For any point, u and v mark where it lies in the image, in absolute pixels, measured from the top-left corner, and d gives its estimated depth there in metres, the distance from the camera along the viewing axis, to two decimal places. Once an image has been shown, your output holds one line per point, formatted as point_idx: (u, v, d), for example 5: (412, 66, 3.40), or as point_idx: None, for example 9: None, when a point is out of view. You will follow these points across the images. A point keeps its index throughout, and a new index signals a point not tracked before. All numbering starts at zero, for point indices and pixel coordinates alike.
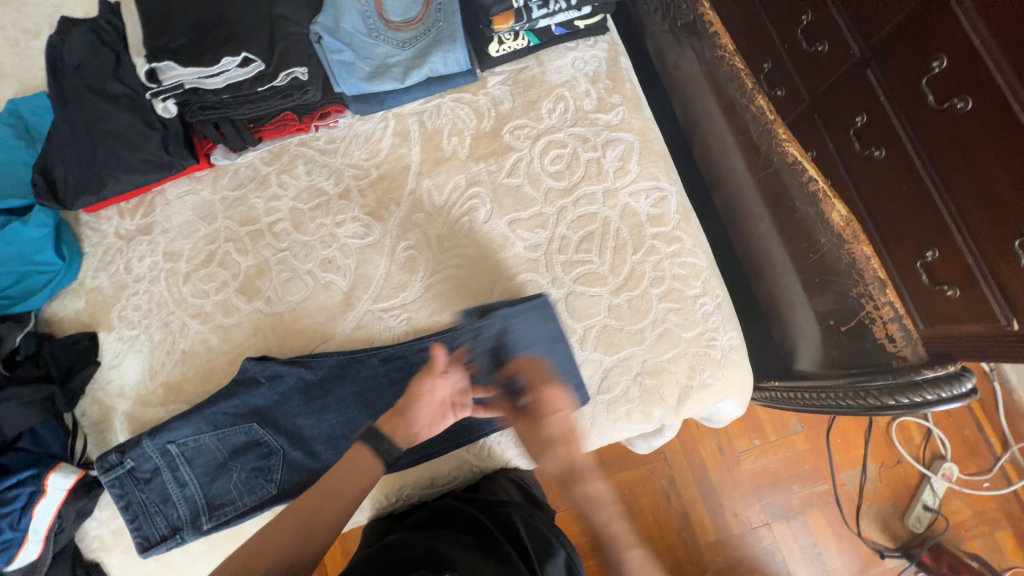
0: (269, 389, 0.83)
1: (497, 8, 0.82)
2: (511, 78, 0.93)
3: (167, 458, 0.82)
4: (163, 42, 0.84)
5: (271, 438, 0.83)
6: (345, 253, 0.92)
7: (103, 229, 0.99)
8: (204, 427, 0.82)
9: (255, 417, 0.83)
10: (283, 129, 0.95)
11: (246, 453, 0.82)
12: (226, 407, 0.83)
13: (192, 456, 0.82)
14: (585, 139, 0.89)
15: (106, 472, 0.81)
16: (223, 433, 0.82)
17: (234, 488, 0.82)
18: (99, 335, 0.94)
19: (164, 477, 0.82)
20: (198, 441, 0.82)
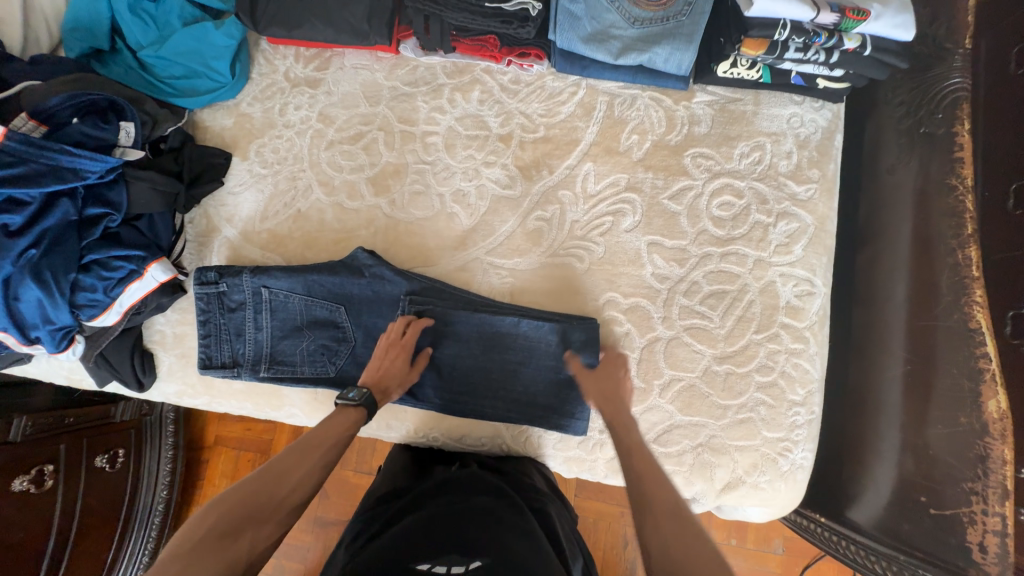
0: (365, 283, 0.86)
1: (757, 32, 0.74)
2: (718, 104, 0.87)
3: (256, 298, 0.87)
4: None
5: (349, 326, 0.86)
6: (480, 194, 0.91)
7: (275, 64, 1.00)
8: (298, 289, 0.86)
9: (342, 302, 0.86)
10: (477, 49, 0.92)
11: (322, 328, 0.87)
12: (324, 281, 0.86)
13: (278, 307, 0.87)
14: (765, 200, 0.83)
15: (202, 283, 0.86)
16: (310, 301, 0.86)
17: (298, 354, 0.87)
18: (233, 159, 0.97)
19: (246, 313, 0.87)
20: (288, 298, 0.86)
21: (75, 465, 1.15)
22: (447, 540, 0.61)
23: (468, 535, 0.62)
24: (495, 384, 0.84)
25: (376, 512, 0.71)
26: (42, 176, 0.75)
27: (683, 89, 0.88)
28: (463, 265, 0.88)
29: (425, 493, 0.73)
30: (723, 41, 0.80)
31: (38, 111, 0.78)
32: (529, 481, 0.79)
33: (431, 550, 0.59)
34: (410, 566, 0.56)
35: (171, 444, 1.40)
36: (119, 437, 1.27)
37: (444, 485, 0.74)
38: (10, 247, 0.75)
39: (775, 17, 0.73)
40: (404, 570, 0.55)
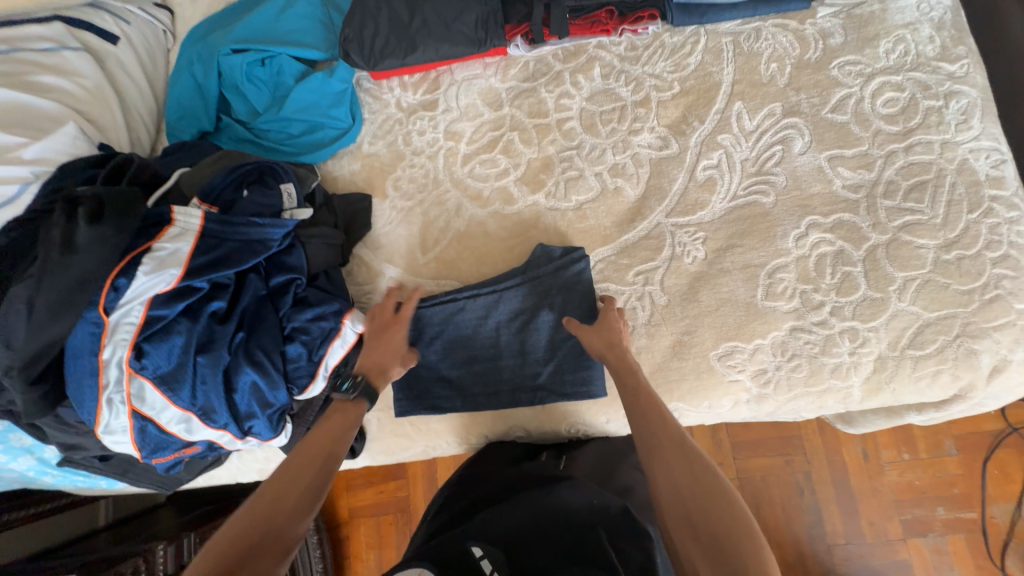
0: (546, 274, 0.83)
1: None
2: (843, 13, 0.88)
3: (448, 312, 0.84)
4: None
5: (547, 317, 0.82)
6: (636, 162, 0.90)
7: (384, 99, 0.99)
8: (491, 303, 0.84)
9: (535, 299, 0.83)
10: (591, 26, 0.93)
11: (527, 338, 0.83)
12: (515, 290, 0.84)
13: (467, 315, 0.84)
14: (927, 86, 0.83)
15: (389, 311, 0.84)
16: (499, 301, 0.83)
17: (507, 368, 0.83)
18: (374, 200, 0.94)
19: (439, 330, 0.84)
20: (484, 316, 0.84)
21: None
22: (510, 531, 0.64)
23: (520, 527, 0.65)
24: (723, 339, 0.81)
25: (458, 494, 0.79)
26: (237, 253, 0.72)
27: (804, 8, 0.89)
28: (647, 235, 0.86)
29: (506, 485, 0.76)
30: None
31: (208, 194, 0.76)
32: (614, 490, 0.76)
33: (490, 541, 0.62)
34: (467, 554, 0.59)
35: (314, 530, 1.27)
36: None
37: (528, 475, 0.77)
38: (222, 333, 0.70)
39: None
40: (456, 556, 0.59)
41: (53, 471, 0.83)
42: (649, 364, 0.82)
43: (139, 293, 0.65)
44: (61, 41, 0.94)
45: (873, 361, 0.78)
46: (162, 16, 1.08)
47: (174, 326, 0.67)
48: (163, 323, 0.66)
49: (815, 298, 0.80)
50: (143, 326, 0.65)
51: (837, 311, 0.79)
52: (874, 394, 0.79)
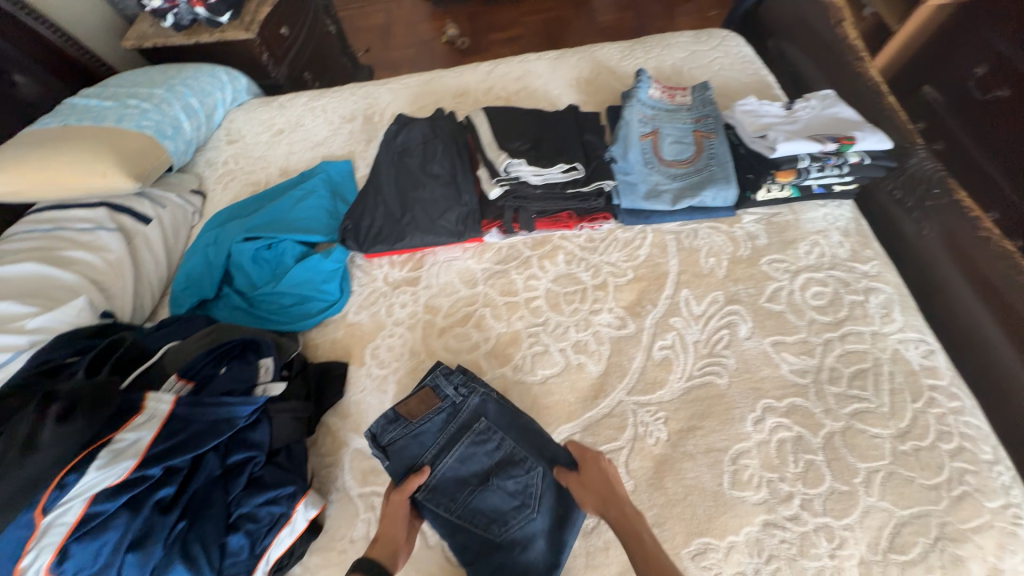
0: (518, 517, 0.76)
1: (787, 165, 0.97)
2: (764, 219, 1.05)
3: (473, 419, 0.86)
4: (510, 146, 1.03)
5: (520, 515, 0.77)
6: (597, 340, 0.97)
7: (373, 274, 1.11)
8: (463, 464, 0.82)
9: (480, 549, 0.75)
10: (555, 222, 1.07)
11: (490, 503, 0.78)
12: (492, 458, 0.82)
13: (468, 449, 0.83)
14: (848, 283, 0.95)
15: (402, 404, 0.87)
16: (468, 505, 0.79)
17: (467, 520, 0.77)
18: (350, 367, 0.98)
19: (422, 443, 0.84)
20: (454, 467, 0.82)
21: None
22: None
23: None
24: (695, 533, 0.76)
25: None
26: (197, 434, 0.74)
27: (731, 215, 1.06)
28: (611, 413, 0.88)
29: None
30: (754, 176, 1.02)
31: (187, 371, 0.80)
32: None
33: None
34: None
35: None
36: None
37: None
38: (161, 525, 0.67)
39: (796, 154, 0.96)
40: None
41: None
42: (619, 562, 0.76)
43: (85, 486, 0.64)
44: (101, 222, 1.09)
45: (857, 567, 0.73)
46: (195, 201, 1.27)
47: (111, 521, 0.65)
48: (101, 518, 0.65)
49: (782, 488, 0.78)
50: (77, 522, 0.63)
51: (807, 505, 0.77)
52: None
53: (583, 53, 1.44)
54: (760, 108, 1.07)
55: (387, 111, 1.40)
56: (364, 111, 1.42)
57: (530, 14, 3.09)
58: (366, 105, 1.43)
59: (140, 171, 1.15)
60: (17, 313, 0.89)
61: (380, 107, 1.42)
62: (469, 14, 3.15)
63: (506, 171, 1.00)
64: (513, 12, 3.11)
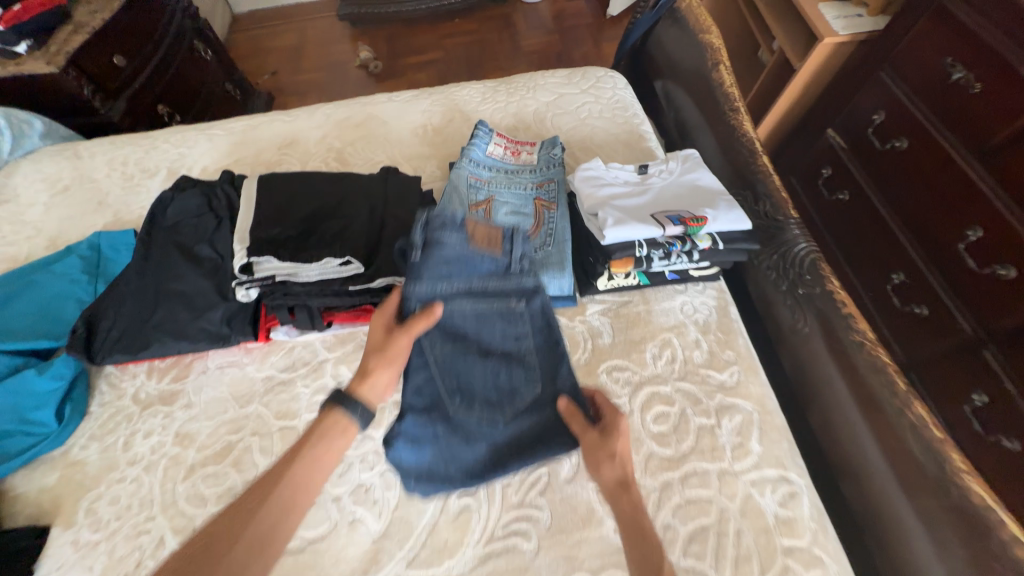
0: (486, 413, 0.70)
1: (620, 255, 0.79)
2: (612, 310, 0.87)
3: (518, 296, 0.72)
4: (272, 234, 0.82)
5: (482, 428, 0.69)
6: (385, 483, 0.74)
7: (122, 387, 0.85)
8: (474, 339, 0.71)
9: (432, 402, 0.69)
10: (356, 316, 0.85)
11: (478, 372, 0.71)
12: (508, 334, 0.72)
13: (491, 314, 0.71)
14: (699, 401, 0.77)
15: (472, 221, 0.71)
16: (451, 356, 0.71)
17: (440, 354, 0.70)
18: (52, 532, 0.72)
19: (451, 271, 0.69)
20: (461, 318, 0.71)
21: None
22: None
23: None
24: None
25: None
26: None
27: (573, 304, 0.87)
28: None
29: None
30: (593, 261, 0.83)
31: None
32: None
33: None
34: None
35: None
36: None
37: None
38: None
39: (630, 239, 0.78)
40: None
41: None
42: None
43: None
44: None
45: None
46: None
47: None
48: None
49: None
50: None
51: None
52: None
53: (439, 95, 1.24)
54: (603, 175, 0.89)
55: (198, 165, 1.17)
56: (171, 164, 1.18)
57: (452, 35, 2.91)
58: (175, 157, 1.19)
59: None
60: None
61: (191, 160, 1.18)
62: (388, 35, 2.95)
63: (255, 271, 0.80)
64: (435, 33, 2.93)
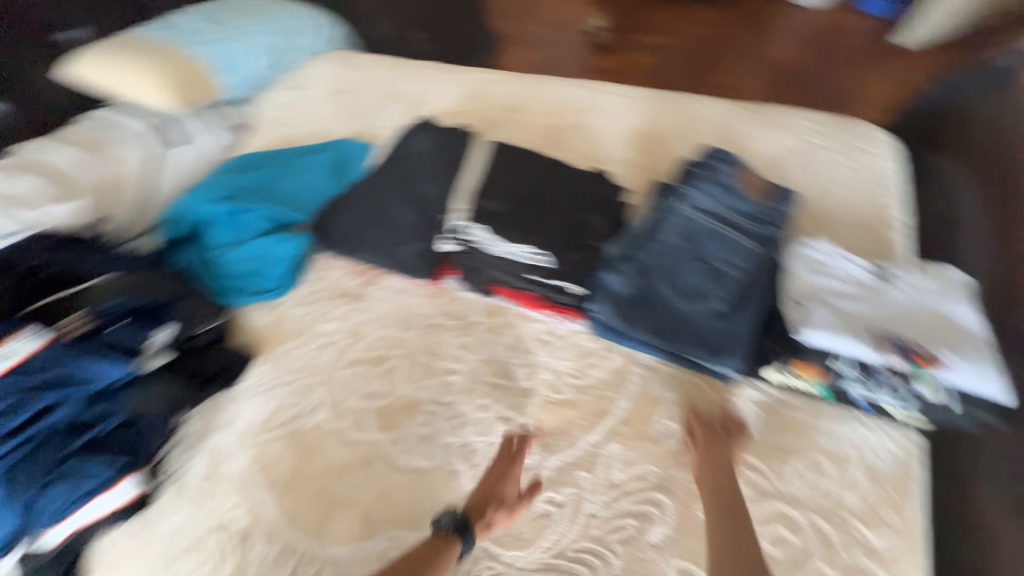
0: (678, 299, 0.82)
1: (811, 358, 0.75)
2: (771, 407, 0.79)
3: (756, 239, 0.84)
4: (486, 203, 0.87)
5: (680, 299, 0.82)
6: (489, 454, 0.81)
7: (327, 273, 1.06)
8: (721, 228, 0.85)
9: (647, 267, 0.84)
10: (517, 297, 0.92)
11: (687, 277, 0.83)
12: (736, 254, 0.83)
13: (727, 237, 0.84)
14: (831, 548, 0.69)
15: (746, 168, 0.91)
16: (679, 247, 0.85)
17: (668, 245, 0.85)
18: (258, 359, 0.96)
19: (717, 194, 0.88)
20: (710, 221, 0.86)
21: None
22: None
23: None
24: None
25: None
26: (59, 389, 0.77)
27: (728, 381, 0.81)
28: None
29: None
30: (773, 347, 0.78)
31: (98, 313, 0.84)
32: None
33: None
34: None
35: None
36: None
37: None
38: None
39: (829, 349, 0.74)
40: None
41: None
42: None
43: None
44: (137, 141, 1.23)
45: None
46: (229, 137, 1.33)
47: None
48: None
49: None
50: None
51: None
52: None
53: (666, 103, 1.19)
54: (829, 261, 0.82)
55: (432, 105, 1.32)
56: (412, 98, 1.35)
57: (686, 21, 2.73)
58: (417, 92, 1.36)
59: (185, 101, 1.25)
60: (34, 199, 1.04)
61: (427, 98, 1.34)
62: (620, 7, 2.89)
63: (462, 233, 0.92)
64: (668, 15, 2.78)
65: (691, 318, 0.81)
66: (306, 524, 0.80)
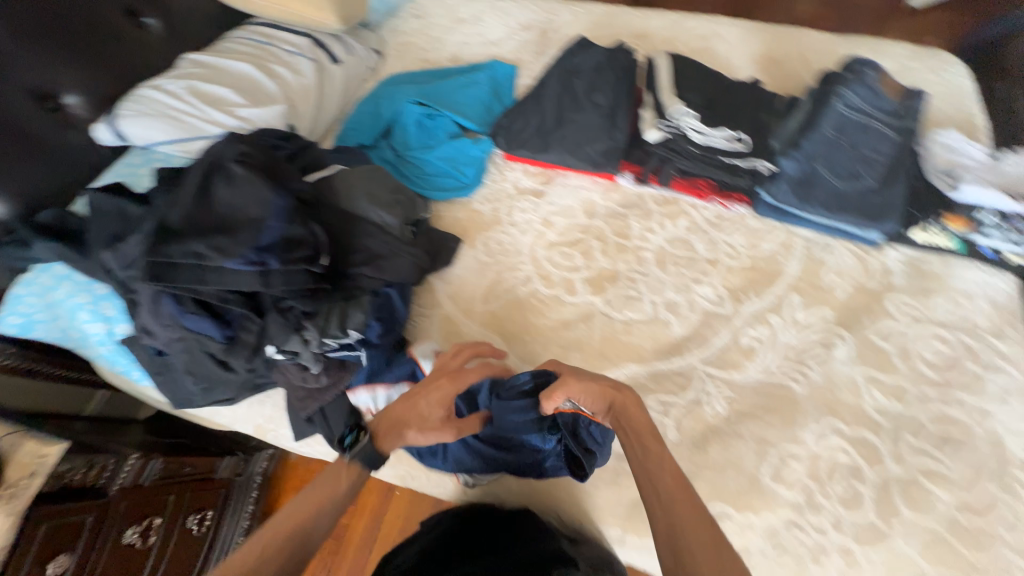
0: (836, 179, 1.00)
1: (961, 212, 0.95)
2: (911, 260, 1.00)
3: (900, 131, 1.02)
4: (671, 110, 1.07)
5: (838, 179, 1.00)
6: (690, 307, 0.99)
7: (505, 175, 1.19)
8: (872, 123, 1.02)
9: (808, 155, 1.01)
10: (689, 187, 1.08)
11: (843, 163, 1.01)
12: (880, 146, 1.01)
13: (875, 130, 1.02)
14: (973, 352, 0.89)
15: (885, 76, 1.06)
16: (835, 140, 1.02)
17: (825, 138, 1.02)
18: (464, 246, 1.09)
19: (866, 95, 1.04)
20: (861, 118, 1.02)
21: (121, 527, 1.06)
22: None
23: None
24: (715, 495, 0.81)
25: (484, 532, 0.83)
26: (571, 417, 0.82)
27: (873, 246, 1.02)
28: (675, 371, 0.93)
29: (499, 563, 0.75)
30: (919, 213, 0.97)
31: (364, 193, 0.97)
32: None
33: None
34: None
35: (248, 512, 1.47)
36: (155, 503, 1.16)
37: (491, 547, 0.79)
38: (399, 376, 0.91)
39: (977, 202, 0.96)
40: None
41: (109, 345, 0.98)
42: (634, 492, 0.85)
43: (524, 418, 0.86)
44: (303, 51, 1.26)
45: None
46: (374, 58, 1.41)
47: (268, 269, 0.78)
48: (257, 267, 0.77)
49: (819, 500, 0.79)
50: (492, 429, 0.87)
51: (837, 524, 0.78)
52: None
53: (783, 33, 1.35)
54: (957, 146, 1.02)
55: (563, 32, 1.43)
56: (541, 25, 1.46)
57: None
58: (545, 21, 1.46)
59: (345, 18, 1.32)
60: (233, 102, 1.11)
61: (557, 27, 1.45)
62: None
63: (673, 117, 1.06)
64: None
65: (850, 196, 0.99)
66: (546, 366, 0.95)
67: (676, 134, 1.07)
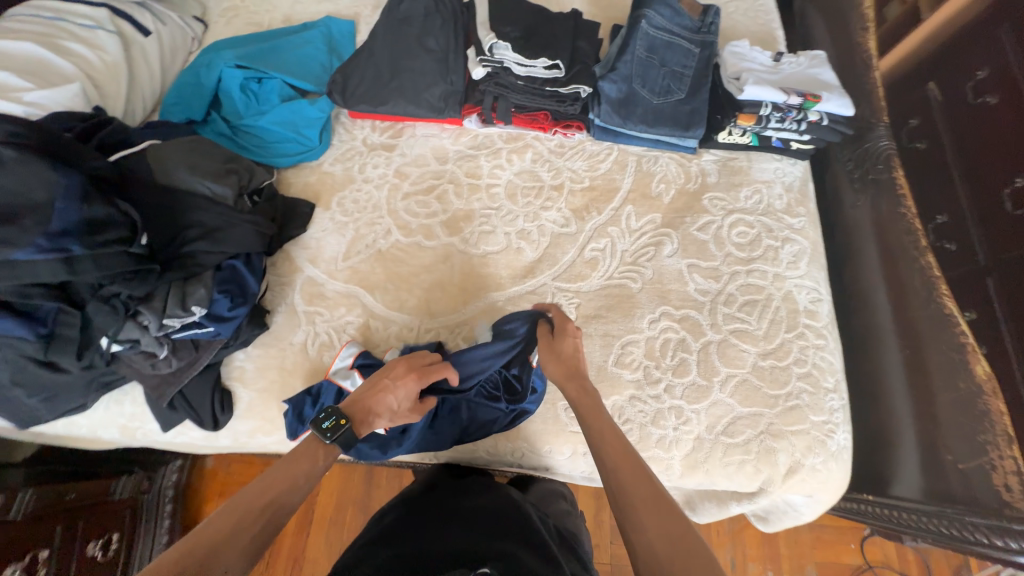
0: (650, 95, 1.10)
1: (749, 109, 1.06)
2: (721, 161, 1.14)
3: (698, 44, 1.13)
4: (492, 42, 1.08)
5: (652, 95, 1.10)
6: (540, 232, 1.07)
7: (354, 133, 1.18)
8: (676, 39, 1.12)
9: (624, 75, 1.10)
10: (528, 121, 1.14)
11: (655, 79, 1.11)
12: (685, 61, 1.12)
13: (678, 45, 1.12)
14: (771, 229, 1.05)
15: None
16: (646, 59, 1.11)
17: (637, 58, 1.11)
18: (318, 209, 1.08)
19: (669, 13, 1.12)
20: (665, 34, 1.12)
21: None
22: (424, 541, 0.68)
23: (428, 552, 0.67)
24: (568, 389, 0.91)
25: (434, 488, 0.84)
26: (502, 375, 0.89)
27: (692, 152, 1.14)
28: (530, 291, 1.00)
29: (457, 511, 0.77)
30: (720, 116, 1.09)
31: (183, 165, 0.93)
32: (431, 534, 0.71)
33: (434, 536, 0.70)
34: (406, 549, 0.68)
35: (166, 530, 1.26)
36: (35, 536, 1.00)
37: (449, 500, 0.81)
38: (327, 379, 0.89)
39: (759, 99, 1.05)
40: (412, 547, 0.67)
41: None
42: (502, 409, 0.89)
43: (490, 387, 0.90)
44: (100, 23, 1.14)
45: (692, 440, 0.89)
46: (195, 27, 1.31)
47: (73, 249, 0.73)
48: (54, 254, 0.72)
49: (654, 374, 0.92)
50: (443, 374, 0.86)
51: (670, 389, 0.91)
52: (691, 470, 0.89)
53: None
54: (748, 53, 1.13)
55: None
56: None
57: None
58: None
59: None
60: (17, 85, 0.96)
61: None
62: None
63: (492, 53, 1.08)
64: None
65: (663, 108, 1.10)
66: (412, 309, 1.00)
67: (497, 68, 1.10)
